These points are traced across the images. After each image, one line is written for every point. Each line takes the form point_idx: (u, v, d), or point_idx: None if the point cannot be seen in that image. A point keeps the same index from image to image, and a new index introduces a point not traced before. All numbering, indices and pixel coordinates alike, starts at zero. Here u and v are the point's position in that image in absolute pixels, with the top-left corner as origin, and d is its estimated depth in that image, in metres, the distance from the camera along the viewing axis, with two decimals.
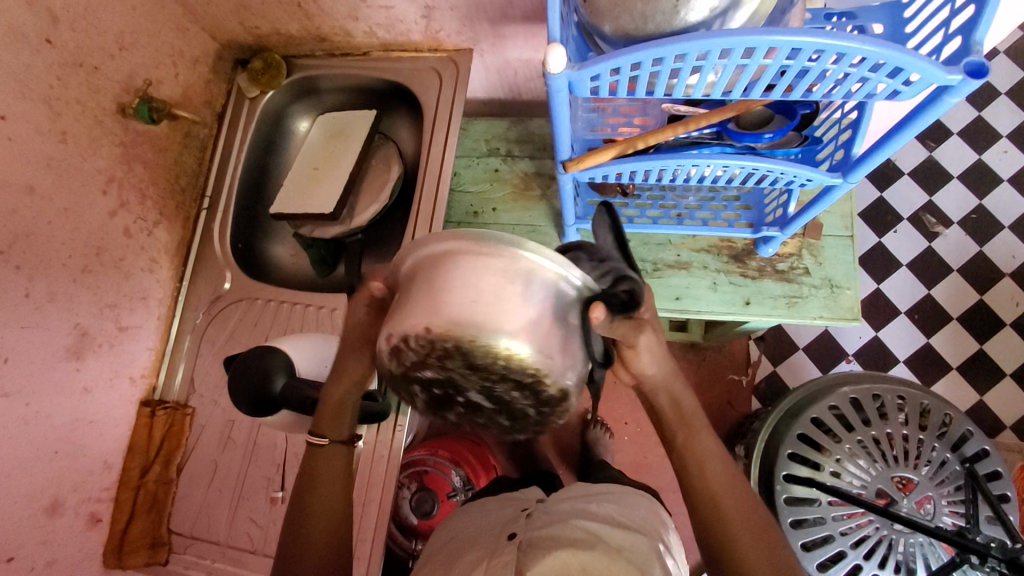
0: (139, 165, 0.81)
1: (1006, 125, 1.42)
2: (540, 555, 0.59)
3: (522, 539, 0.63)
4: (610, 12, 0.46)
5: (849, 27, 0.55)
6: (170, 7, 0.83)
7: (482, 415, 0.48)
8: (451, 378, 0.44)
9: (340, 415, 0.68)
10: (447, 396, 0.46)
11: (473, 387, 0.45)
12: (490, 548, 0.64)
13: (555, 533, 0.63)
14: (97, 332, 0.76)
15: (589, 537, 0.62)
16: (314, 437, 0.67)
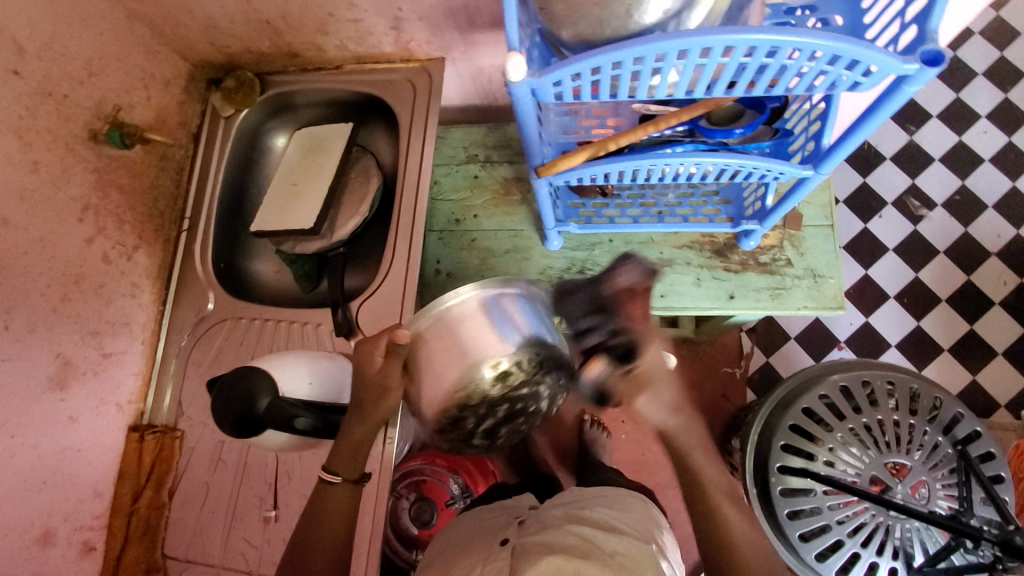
0: (115, 190, 0.80)
1: (984, 105, 1.43)
2: (531, 562, 0.58)
3: (514, 545, 0.63)
4: (566, 19, 0.46)
5: (811, 20, 0.55)
6: (139, 32, 0.83)
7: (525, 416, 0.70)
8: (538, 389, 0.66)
9: (355, 454, 0.70)
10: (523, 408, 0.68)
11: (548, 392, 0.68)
12: (483, 555, 0.63)
13: (546, 538, 0.63)
14: (81, 361, 0.76)
15: (581, 541, 0.62)
16: (328, 473, 0.70)
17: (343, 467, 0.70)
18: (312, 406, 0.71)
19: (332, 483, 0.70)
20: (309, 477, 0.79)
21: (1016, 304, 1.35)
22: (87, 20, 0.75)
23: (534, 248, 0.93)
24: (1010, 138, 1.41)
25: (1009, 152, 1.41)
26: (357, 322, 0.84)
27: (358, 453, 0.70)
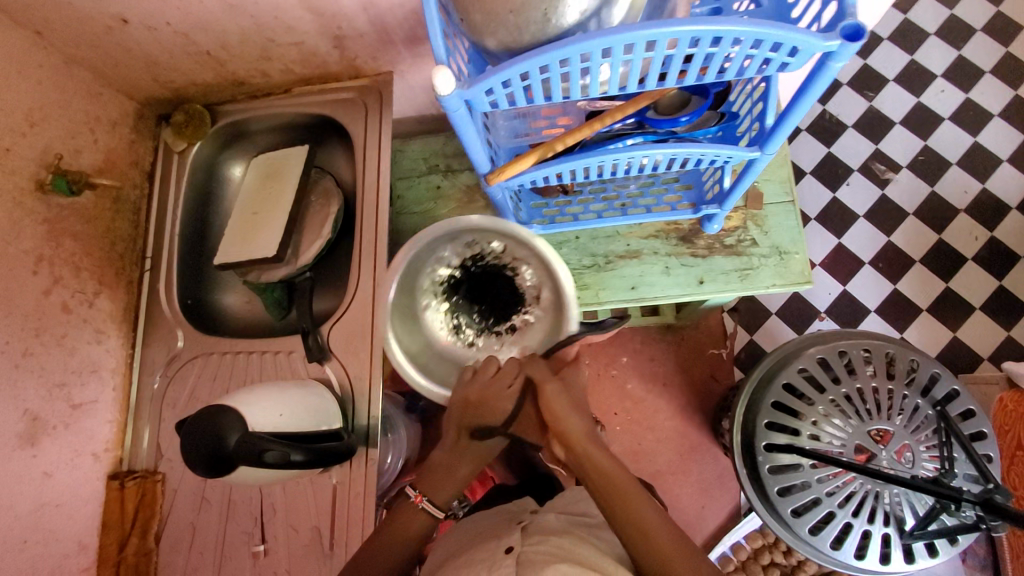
0: (68, 238, 0.79)
1: (939, 65, 1.44)
2: (540, 566, 0.58)
3: (519, 552, 0.62)
4: (489, 28, 0.47)
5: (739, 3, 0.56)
6: (79, 74, 0.81)
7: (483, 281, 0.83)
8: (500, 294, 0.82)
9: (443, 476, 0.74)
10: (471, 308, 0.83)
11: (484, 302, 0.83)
12: (488, 564, 0.62)
13: (552, 547, 0.62)
14: (50, 415, 0.75)
15: (592, 552, 0.62)
16: (436, 509, 0.72)
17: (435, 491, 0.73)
18: (286, 436, 0.69)
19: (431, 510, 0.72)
20: (292, 505, 0.79)
21: (988, 258, 1.36)
22: (24, 70, 0.74)
23: None
24: (967, 95, 1.43)
25: (967, 108, 1.42)
26: (329, 346, 0.83)
27: (451, 480, 0.74)
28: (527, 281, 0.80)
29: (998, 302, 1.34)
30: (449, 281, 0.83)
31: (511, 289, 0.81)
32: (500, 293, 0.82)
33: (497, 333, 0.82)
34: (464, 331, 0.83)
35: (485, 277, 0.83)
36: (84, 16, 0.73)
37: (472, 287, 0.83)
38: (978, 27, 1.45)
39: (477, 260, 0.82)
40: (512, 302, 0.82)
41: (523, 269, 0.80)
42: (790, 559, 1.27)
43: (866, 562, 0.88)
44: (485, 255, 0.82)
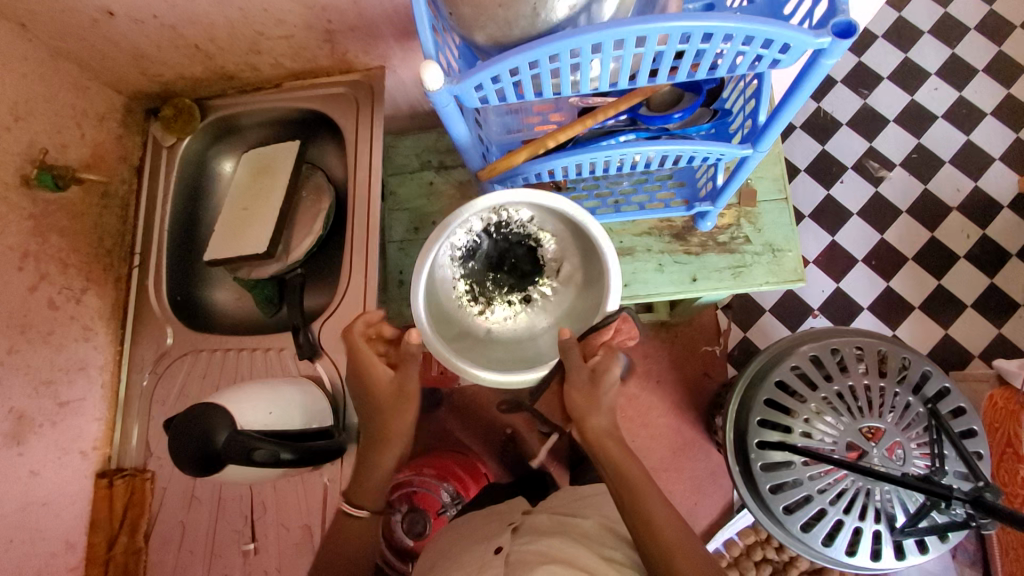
0: (54, 234, 0.78)
1: (933, 63, 1.44)
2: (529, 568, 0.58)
3: (508, 553, 0.63)
4: (478, 24, 0.46)
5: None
6: (64, 68, 0.80)
7: (506, 252, 0.81)
8: (522, 265, 0.81)
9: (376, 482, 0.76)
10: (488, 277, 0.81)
11: (505, 273, 0.81)
12: (478, 564, 0.63)
13: (541, 547, 0.63)
14: (37, 413, 0.74)
15: (582, 551, 0.63)
16: (353, 509, 0.74)
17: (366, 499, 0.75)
18: (278, 435, 0.69)
19: (360, 517, 0.75)
20: (283, 504, 0.79)
21: (980, 256, 1.36)
22: (8, 64, 0.72)
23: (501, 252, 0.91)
24: (961, 92, 1.43)
25: (961, 106, 1.42)
26: (320, 344, 0.82)
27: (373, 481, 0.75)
28: (548, 254, 0.80)
29: (989, 300, 1.34)
30: (467, 248, 0.80)
31: (531, 260, 0.81)
32: (516, 262, 0.81)
33: (510, 303, 0.81)
34: (476, 298, 0.81)
35: (508, 247, 0.81)
36: (69, 9, 0.72)
37: (492, 255, 0.81)
38: (972, 25, 1.45)
39: (501, 229, 0.80)
40: (530, 273, 0.81)
41: (545, 240, 0.80)
42: (782, 554, 1.27)
43: (857, 559, 0.88)
44: (509, 225, 0.80)
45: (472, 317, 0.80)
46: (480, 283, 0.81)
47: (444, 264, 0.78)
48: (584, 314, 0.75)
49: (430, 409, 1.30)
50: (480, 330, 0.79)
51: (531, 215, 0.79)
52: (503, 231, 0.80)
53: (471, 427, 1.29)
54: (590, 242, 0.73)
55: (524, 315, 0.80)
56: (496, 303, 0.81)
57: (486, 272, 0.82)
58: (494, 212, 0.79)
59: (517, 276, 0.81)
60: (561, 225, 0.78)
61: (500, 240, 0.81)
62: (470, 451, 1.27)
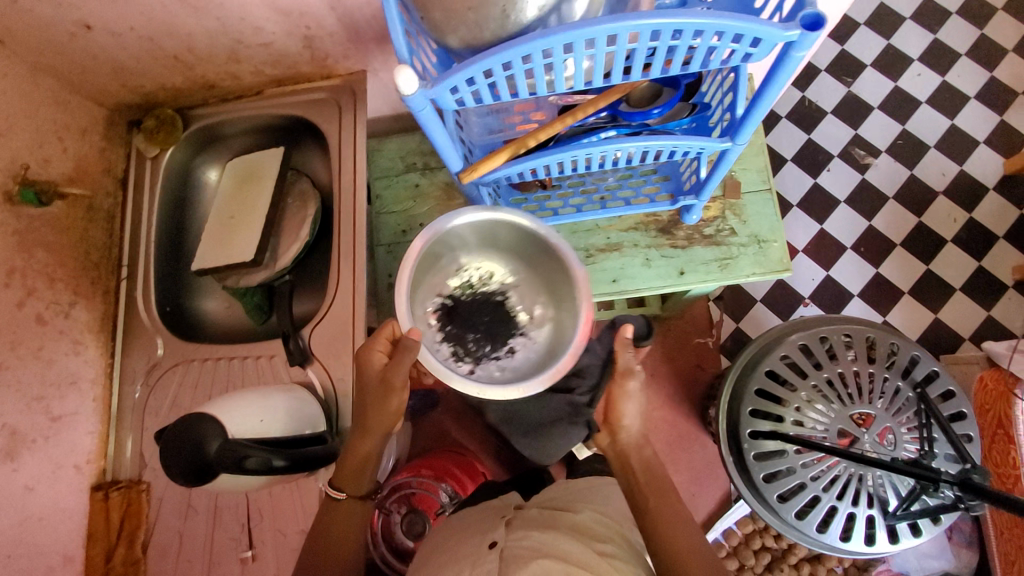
0: (40, 249, 0.78)
1: (915, 49, 1.45)
2: (522, 565, 0.58)
3: (503, 548, 0.63)
4: (449, 27, 0.47)
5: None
6: (45, 82, 0.79)
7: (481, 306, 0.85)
8: (499, 319, 0.84)
9: (361, 470, 0.74)
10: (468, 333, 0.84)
11: (484, 327, 0.84)
12: (471, 558, 0.63)
13: (535, 542, 0.63)
14: (29, 428, 0.74)
15: (575, 547, 0.63)
16: (335, 489, 0.74)
17: (349, 484, 0.74)
18: (271, 443, 0.69)
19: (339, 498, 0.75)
20: (279, 511, 0.79)
21: (967, 239, 1.37)
22: None
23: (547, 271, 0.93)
24: (944, 77, 1.44)
25: (944, 91, 1.43)
26: (311, 350, 0.83)
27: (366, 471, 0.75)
28: (517, 301, 0.85)
29: (977, 283, 1.35)
30: (442, 311, 0.84)
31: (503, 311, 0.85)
32: (493, 317, 0.84)
33: (496, 356, 0.82)
34: (461, 357, 0.82)
35: (480, 305, 0.85)
36: (46, 22, 0.71)
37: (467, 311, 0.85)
38: (953, 10, 1.46)
39: (468, 289, 0.85)
40: (508, 324, 0.84)
41: (513, 290, 0.85)
42: (780, 542, 1.28)
43: (852, 544, 0.89)
44: (476, 283, 0.85)
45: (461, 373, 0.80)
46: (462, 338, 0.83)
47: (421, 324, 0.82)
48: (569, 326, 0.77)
49: (426, 411, 1.30)
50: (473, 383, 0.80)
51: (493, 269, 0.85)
52: (473, 287, 0.85)
53: (468, 427, 1.30)
54: (556, 267, 0.78)
55: (512, 363, 0.81)
56: (481, 358, 0.82)
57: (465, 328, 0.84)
58: (459, 274, 0.85)
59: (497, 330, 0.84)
60: (522, 268, 0.84)
61: (472, 295, 0.85)
62: (467, 449, 1.27)
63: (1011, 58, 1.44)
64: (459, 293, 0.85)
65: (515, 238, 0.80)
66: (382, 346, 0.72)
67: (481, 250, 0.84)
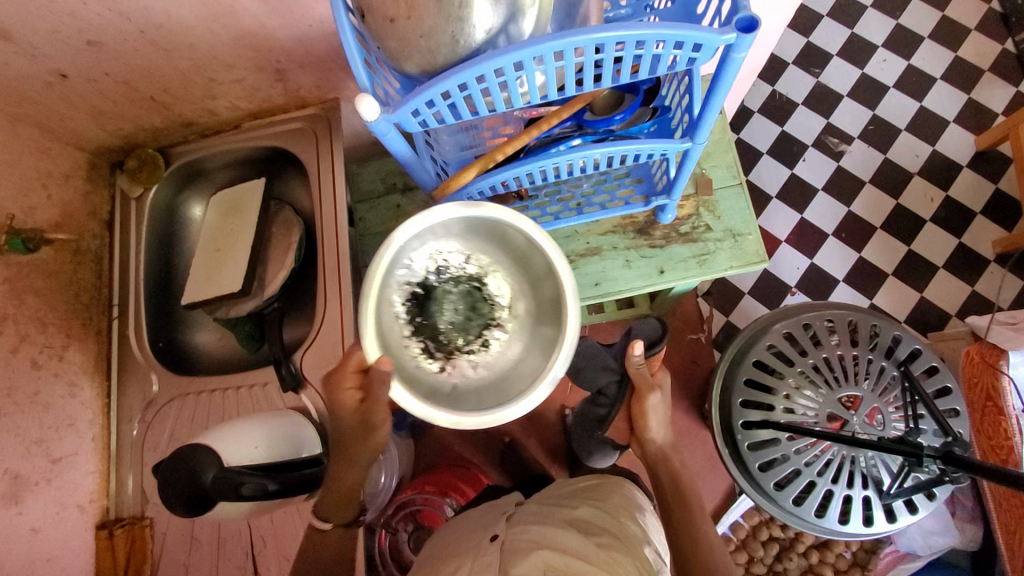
0: (30, 295, 0.79)
1: (878, 36, 1.48)
2: (522, 559, 0.60)
3: (504, 540, 0.65)
4: (405, 55, 0.49)
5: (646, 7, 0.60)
6: (26, 133, 0.81)
7: (454, 296, 0.77)
8: (473, 309, 0.78)
9: (344, 501, 0.75)
10: (438, 325, 0.77)
11: (454, 319, 0.77)
12: (473, 551, 0.65)
13: (534, 535, 0.65)
14: (30, 472, 0.75)
15: (575, 538, 0.64)
16: (319, 521, 0.75)
17: (334, 513, 0.75)
18: (266, 469, 0.71)
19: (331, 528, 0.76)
20: (283, 536, 0.80)
21: (945, 217, 1.40)
22: None
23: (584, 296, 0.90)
24: (909, 61, 1.47)
25: (910, 75, 1.46)
26: (303, 374, 0.84)
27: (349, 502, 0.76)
28: (496, 288, 0.78)
29: (958, 260, 1.37)
30: (411, 301, 0.76)
31: (479, 299, 0.78)
32: (466, 307, 0.78)
33: (471, 350, 0.77)
34: (433, 354, 0.76)
35: (453, 292, 0.77)
36: (21, 76, 0.73)
37: (438, 299, 0.77)
38: None
39: (441, 273, 0.77)
40: (483, 313, 0.78)
41: (489, 277, 0.78)
42: (788, 531, 1.28)
43: (851, 526, 0.90)
44: (449, 268, 0.77)
45: (433, 373, 0.75)
46: (432, 330, 0.77)
47: (390, 322, 0.73)
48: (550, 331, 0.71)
49: (427, 426, 1.30)
50: (447, 386, 0.74)
51: (468, 254, 0.77)
52: (448, 275, 0.77)
53: (470, 439, 1.31)
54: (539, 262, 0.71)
55: (488, 358, 0.76)
56: (455, 354, 0.76)
57: (436, 318, 0.77)
58: (432, 259, 0.76)
59: (471, 321, 0.78)
60: (498, 251, 0.76)
61: (444, 281, 0.77)
62: (470, 462, 1.28)
63: (975, 37, 1.47)
64: (430, 281, 0.76)
65: (489, 222, 0.71)
66: (350, 384, 0.70)
67: (457, 233, 0.75)
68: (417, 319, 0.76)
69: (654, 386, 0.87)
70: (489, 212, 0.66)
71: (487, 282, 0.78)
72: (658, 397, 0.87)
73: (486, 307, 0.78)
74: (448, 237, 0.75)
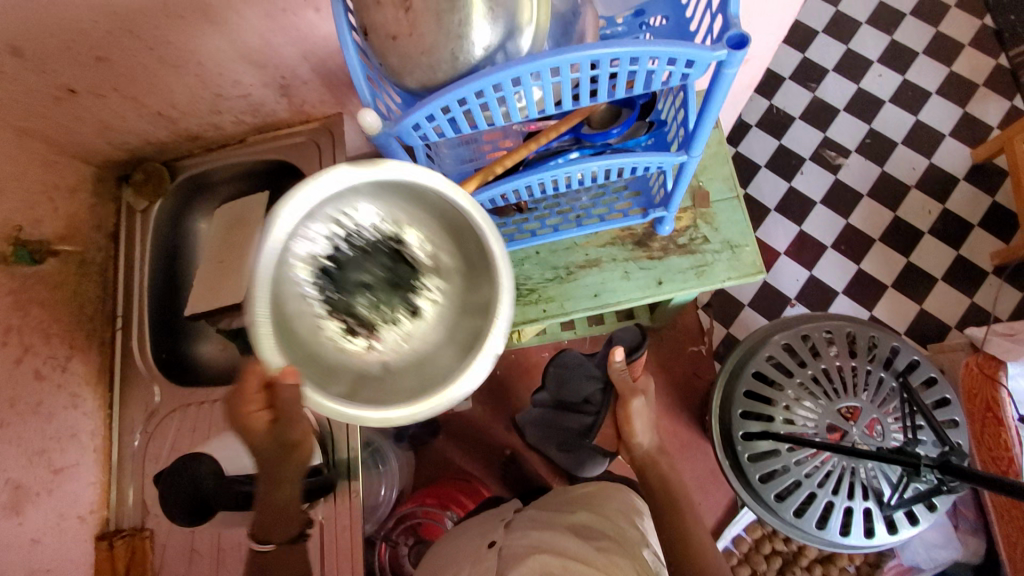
0: (35, 306, 0.80)
1: (874, 51, 1.50)
2: (518, 562, 0.61)
3: (501, 546, 0.67)
4: (406, 72, 0.51)
5: (641, 24, 0.61)
6: (35, 147, 0.82)
7: (369, 264, 0.60)
8: (393, 272, 0.60)
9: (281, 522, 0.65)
10: (353, 299, 0.59)
11: (370, 292, 0.60)
12: (472, 559, 0.67)
13: (532, 540, 0.66)
14: (31, 482, 0.75)
15: (573, 542, 0.64)
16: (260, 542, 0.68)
17: (274, 534, 0.67)
18: None
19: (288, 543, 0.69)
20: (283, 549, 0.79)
21: (943, 229, 1.40)
22: None
23: (583, 308, 0.91)
24: (904, 76, 1.49)
25: (905, 89, 1.48)
26: None
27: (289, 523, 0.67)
28: (413, 248, 0.60)
29: (957, 271, 1.38)
30: (319, 278, 0.57)
31: (395, 265, 0.60)
32: (385, 274, 0.60)
33: (396, 320, 0.59)
34: (353, 331, 0.59)
35: (366, 258, 0.59)
36: (31, 92, 0.74)
37: (356, 269, 0.59)
38: (906, 12, 1.52)
39: (339, 236, 0.56)
40: (404, 278, 0.60)
41: (406, 234, 0.59)
42: (791, 545, 1.27)
43: (852, 539, 0.89)
44: (356, 233, 0.57)
45: (357, 356, 0.58)
46: (345, 308, 0.59)
47: (293, 308, 0.54)
48: (479, 288, 0.56)
49: (428, 439, 1.30)
50: (378, 367, 0.58)
51: (378, 211, 0.58)
52: (363, 239, 0.58)
53: (470, 452, 1.30)
54: (455, 212, 0.55)
55: (418, 330, 0.59)
56: (379, 328, 0.59)
57: (350, 288, 0.59)
58: (331, 225, 0.55)
59: (390, 286, 0.60)
60: (414, 208, 0.58)
61: (357, 243, 0.58)
62: (471, 475, 1.28)
63: (968, 51, 1.49)
64: (331, 256, 0.57)
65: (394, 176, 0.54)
66: (255, 406, 0.51)
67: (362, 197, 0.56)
68: (326, 296, 0.58)
69: (635, 389, 1.00)
70: (392, 172, 0.51)
71: (405, 240, 0.60)
72: (641, 400, 0.99)
73: (406, 269, 0.60)
74: (352, 202, 0.55)
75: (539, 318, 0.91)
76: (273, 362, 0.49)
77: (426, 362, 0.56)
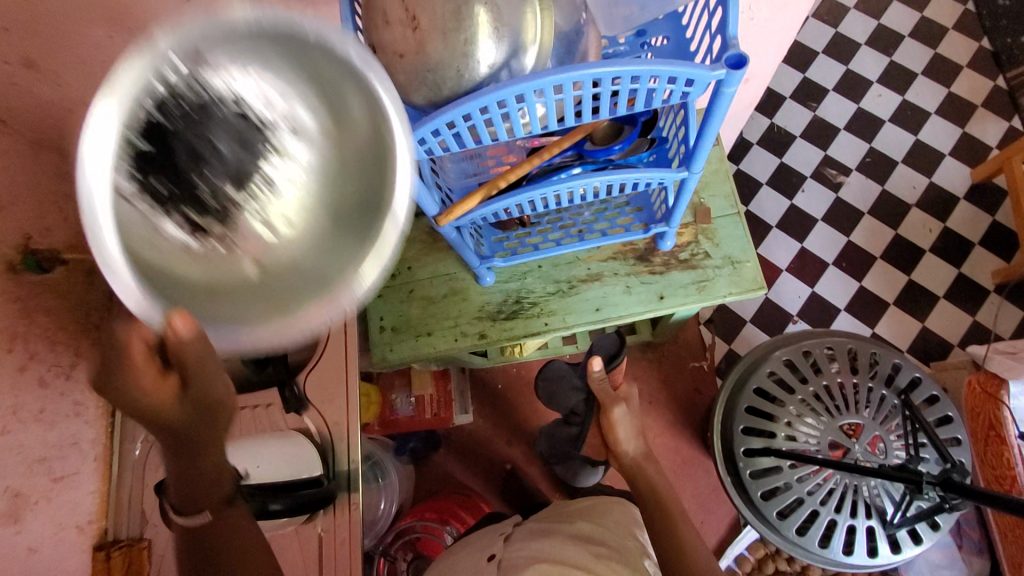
0: (42, 314, 0.76)
1: (873, 72, 1.53)
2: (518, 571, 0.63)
3: (502, 558, 0.68)
4: (412, 88, 0.52)
5: (642, 44, 0.63)
6: None
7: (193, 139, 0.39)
8: (231, 143, 0.41)
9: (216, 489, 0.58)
10: (188, 194, 0.41)
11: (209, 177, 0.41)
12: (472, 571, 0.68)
13: (533, 551, 0.67)
14: (32, 490, 0.74)
15: (575, 551, 0.66)
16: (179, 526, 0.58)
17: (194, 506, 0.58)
18: (274, 486, 0.76)
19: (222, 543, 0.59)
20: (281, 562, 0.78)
21: (943, 248, 1.41)
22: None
23: (585, 322, 0.91)
24: (903, 96, 1.51)
25: (904, 109, 1.50)
26: (307, 396, 0.84)
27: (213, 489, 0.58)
28: (257, 100, 0.40)
29: (959, 289, 1.38)
30: (144, 187, 0.39)
31: (239, 123, 0.40)
32: (228, 142, 0.41)
33: (260, 198, 0.42)
34: (200, 227, 0.41)
35: (191, 131, 0.39)
36: None
37: (180, 153, 0.39)
38: (905, 34, 1.54)
39: (152, 107, 0.36)
40: (254, 141, 0.41)
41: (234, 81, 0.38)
42: (794, 565, 1.25)
43: (855, 558, 0.89)
44: (167, 104, 0.37)
45: (224, 258, 0.41)
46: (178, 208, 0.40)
47: (140, 229, 0.39)
48: (363, 127, 0.41)
49: (428, 453, 1.30)
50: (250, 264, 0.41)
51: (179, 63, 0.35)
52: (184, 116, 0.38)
53: (470, 466, 1.30)
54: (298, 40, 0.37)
55: (302, 206, 0.43)
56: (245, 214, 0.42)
57: (181, 179, 0.40)
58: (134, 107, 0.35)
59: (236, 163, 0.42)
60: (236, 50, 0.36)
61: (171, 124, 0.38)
62: (471, 490, 1.27)
63: (966, 73, 1.51)
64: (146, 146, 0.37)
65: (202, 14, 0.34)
66: (145, 375, 0.46)
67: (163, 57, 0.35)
68: (151, 196, 0.39)
69: (614, 400, 1.03)
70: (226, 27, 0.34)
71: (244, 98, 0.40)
72: (620, 411, 1.02)
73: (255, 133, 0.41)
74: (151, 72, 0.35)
75: (540, 331, 0.92)
76: (154, 320, 0.36)
77: (325, 242, 0.41)
